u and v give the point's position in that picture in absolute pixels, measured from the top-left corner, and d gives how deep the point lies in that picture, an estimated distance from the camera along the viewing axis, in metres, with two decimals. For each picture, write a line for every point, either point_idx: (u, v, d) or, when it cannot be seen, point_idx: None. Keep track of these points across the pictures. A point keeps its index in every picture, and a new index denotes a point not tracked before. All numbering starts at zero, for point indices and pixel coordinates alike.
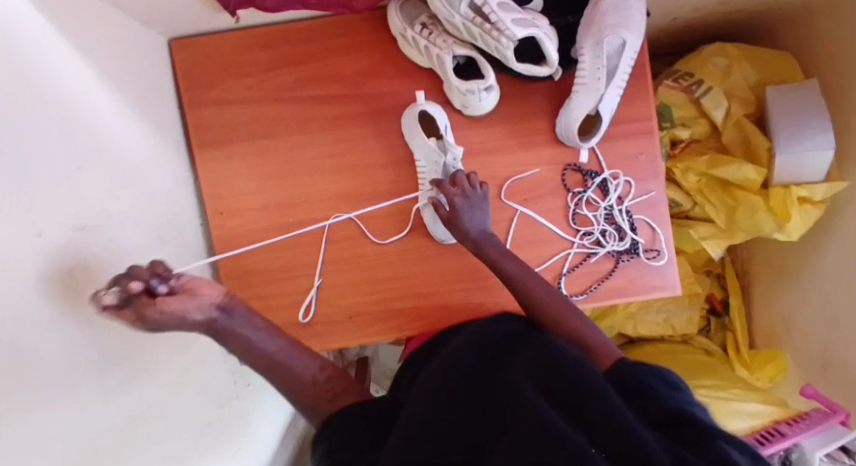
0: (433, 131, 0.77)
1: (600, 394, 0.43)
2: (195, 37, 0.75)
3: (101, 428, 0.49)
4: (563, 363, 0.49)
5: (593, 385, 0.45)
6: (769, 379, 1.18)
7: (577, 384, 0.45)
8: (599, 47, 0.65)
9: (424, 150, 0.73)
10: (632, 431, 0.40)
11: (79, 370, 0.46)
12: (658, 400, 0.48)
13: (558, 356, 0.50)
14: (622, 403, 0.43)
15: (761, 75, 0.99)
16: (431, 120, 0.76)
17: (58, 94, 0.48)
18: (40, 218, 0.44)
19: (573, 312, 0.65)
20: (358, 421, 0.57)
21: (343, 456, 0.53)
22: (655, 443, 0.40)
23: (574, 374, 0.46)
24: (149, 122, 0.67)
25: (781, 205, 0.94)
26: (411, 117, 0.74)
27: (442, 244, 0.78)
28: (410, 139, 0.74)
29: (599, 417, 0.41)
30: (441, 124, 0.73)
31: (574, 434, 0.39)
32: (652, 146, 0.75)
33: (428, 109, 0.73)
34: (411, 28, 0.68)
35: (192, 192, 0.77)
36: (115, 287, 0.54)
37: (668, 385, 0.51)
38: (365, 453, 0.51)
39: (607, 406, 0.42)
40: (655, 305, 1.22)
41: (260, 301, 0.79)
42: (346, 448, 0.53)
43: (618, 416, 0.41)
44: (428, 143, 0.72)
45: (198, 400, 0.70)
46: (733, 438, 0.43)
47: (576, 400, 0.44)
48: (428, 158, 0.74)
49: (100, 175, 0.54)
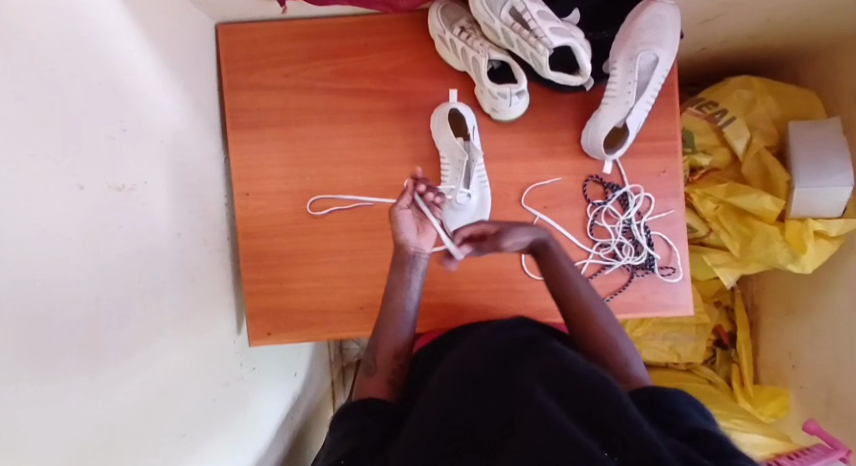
0: (460, 130, 0.78)
1: (616, 401, 0.44)
2: (240, 23, 0.77)
3: (112, 385, 0.49)
4: (578, 369, 0.49)
5: (608, 389, 0.45)
6: (772, 414, 1.16)
7: (592, 388, 0.46)
8: (632, 62, 0.67)
9: (449, 147, 0.75)
10: (645, 437, 0.40)
11: (99, 325, 0.47)
12: (675, 421, 0.48)
13: (573, 362, 0.51)
14: (638, 410, 0.44)
15: (783, 110, 1.01)
16: (460, 119, 0.78)
17: (110, 57, 0.50)
18: (81, 170, 0.45)
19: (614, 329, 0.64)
20: (362, 414, 0.57)
21: (348, 440, 0.54)
22: (668, 449, 0.40)
23: (588, 379, 0.47)
24: (189, 99, 0.69)
25: (796, 236, 0.95)
26: (439, 118, 0.76)
27: None
28: (437, 137, 0.76)
29: (614, 422, 0.42)
30: (469, 125, 0.75)
31: (586, 437, 0.39)
32: (674, 165, 0.77)
33: (458, 108, 0.75)
34: (450, 31, 0.70)
35: (221, 171, 0.79)
36: (141, 251, 0.55)
37: (693, 409, 0.52)
38: (368, 444, 0.52)
39: (622, 411, 0.43)
40: (661, 332, 1.22)
41: (275, 283, 0.80)
42: (350, 436, 0.55)
43: (632, 421, 0.42)
44: (455, 141, 0.74)
45: (206, 376, 0.71)
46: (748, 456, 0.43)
47: (590, 403, 0.44)
48: (451, 158, 0.76)
49: (140, 140, 0.56)
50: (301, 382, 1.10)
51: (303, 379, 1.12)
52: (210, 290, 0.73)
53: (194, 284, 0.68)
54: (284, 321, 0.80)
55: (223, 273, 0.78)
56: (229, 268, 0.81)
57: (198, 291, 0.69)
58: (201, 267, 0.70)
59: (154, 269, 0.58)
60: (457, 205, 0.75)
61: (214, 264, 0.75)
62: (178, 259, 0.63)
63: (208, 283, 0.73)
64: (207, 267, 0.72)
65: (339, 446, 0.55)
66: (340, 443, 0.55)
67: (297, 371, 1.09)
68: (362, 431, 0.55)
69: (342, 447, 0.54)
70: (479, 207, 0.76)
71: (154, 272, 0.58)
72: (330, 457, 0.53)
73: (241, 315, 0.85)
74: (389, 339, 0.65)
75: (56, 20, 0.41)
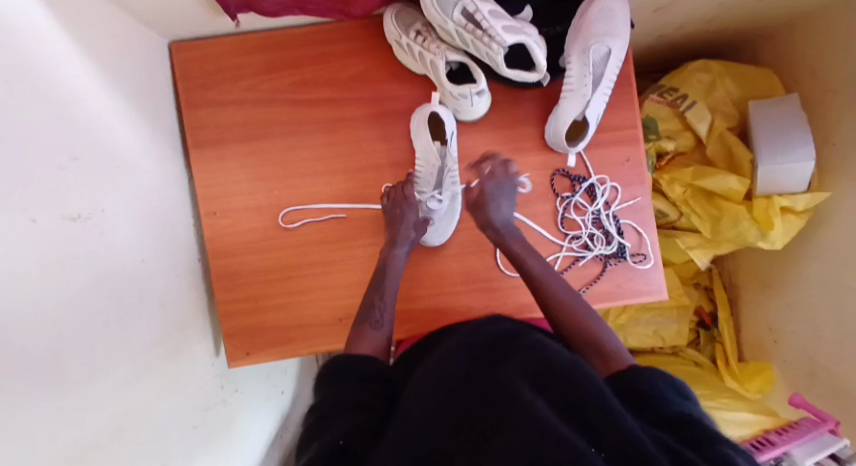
0: (439, 132, 0.78)
1: (600, 394, 0.40)
2: (194, 40, 0.76)
3: (86, 424, 0.47)
4: (559, 361, 0.46)
5: (595, 386, 0.42)
6: (758, 390, 1.17)
7: (575, 386, 0.42)
8: (586, 54, 0.68)
9: (425, 150, 0.75)
10: (631, 432, 0.37)
11: (65, 362, 0.45)
12: (660, 403, 0.44)
13: (555, 356, 0.48)
14: (620, 404, 0.40)
15: (742, 91, 1.03)
16: (439, 123, 0.78)
17: (54, 83, 0.48)
18: (32, 202, 0.43)
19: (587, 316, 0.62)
20: (352, 388, 0.54)
21: (337, 420, 0.50)
22: (652, 441, 0.37)
23: (572, 377, 0.43)
24: (146, 120, 0.68)
25: (763, 214, 0.97)
26: (420, 117, 0.75)
27: (430, 247, 0.78)
28: (415, 138, 0.76)
29: (597, 418, 0.38)
30: (447, 130, 0.74)
31: (572, 434, 0.36)
32: (637, 153, 0.78)
33: (438, 110, 0.73)
34: (406, 35, 0.70)
35: (186, 191, 0.78)
36: (105, 279, 0.54)
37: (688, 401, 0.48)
38: (359, 422, 0.49)
39: (605, 406, 0.39)
40: (644, 317, 1.23)
41: (250, 301, 0.80)
42: (343, 411, 0.51)
43: (617, 415, 0.38)
44: (431, 145, 0.74)
45: (183, 402, 0.69)
46: (739, 447, 0.40)
47: (574, 396, 0.41)
48: (428, 160, 0.76)
49: (93, 166, 0.55)
50: (289, 399, 1.09)
51: (291, 396, 1.10)
52: (181, 315, 0.72)
53: (164, 309, 0.67)
54: (261, 340, 0.80)
55: (194, 294, 0.77)
56: (201, 289, 0.80)
57: (169, 316, 0.68)
58: (168, 292, 0.69)
59: (119, 297, 0.56)
60: (428, 212, 0.76)
61: (184, 285, 0.74)
62: (144, 286, 0.62)
63: (177, 309, 0.71)
64: (177, 290, 0.71)
65: (330, 424, 0.50)
66: (334, 418, 0.51)
67: (283, 389, 1.07)
68: (355, 407, 0.51)
69: (337, 425, 0.49)
70: (447, 211, 0.77)
71: (118, 302, 0.56)
72: (321, 438, 0.48)
73: (217, 337, 0.84)
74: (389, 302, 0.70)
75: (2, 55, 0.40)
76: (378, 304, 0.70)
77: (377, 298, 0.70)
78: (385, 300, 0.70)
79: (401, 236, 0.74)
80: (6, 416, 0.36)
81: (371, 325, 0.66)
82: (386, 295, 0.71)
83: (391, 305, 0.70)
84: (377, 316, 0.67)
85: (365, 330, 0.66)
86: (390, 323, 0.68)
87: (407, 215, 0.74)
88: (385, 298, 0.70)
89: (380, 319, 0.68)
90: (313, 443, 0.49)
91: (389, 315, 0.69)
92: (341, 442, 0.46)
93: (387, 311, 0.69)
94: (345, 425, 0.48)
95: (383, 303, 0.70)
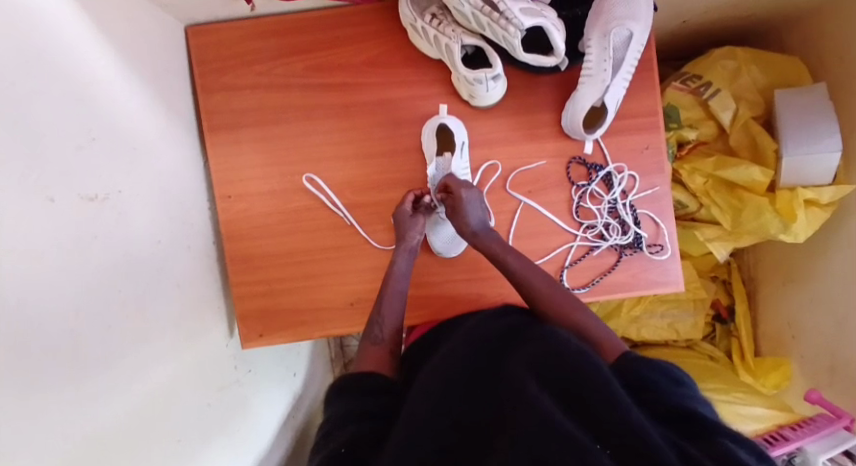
0: (447, 144, 0.78)
1: (606, 385, 0.40)
2: (210, 24, 0.76)
3: (102, 402, 0.48)
4: (567, 353, 0.46)
5: (600, 377, 0.41)
6: (774, 386, 1.12)
7: (582, 378, 0.41)
8: (606, 38, 0.66)
9: (438, 162, 0.76)
10: (636, 425, 0.36)
11: (83, 339, 0.46)
12: (662, 396, 0.44)
13: (563, 347, 0.47)
14: (626, 394, 0.40)
15: (768, 79, 0.99)
16: (448, 133, 0.78)
17: (73, 67, 0.49)
18: (51, 183, 0.44)
19: (574, 302, 0.65)
20: (360, 397, 0.55)
21: (344, 428, 0.52)
22: (658, 436, 0.36)
23: (577, 369, 0.43)
24: (164, 105, 0.68)
25: (787, 206, 0.94)
26: (429, 130, 0.76)
27: (439, 255, 0.78)
28: (427, 150, 0.76)
29: (602, 411, 0.38)
30: (457, 141, 0.74)
31: (576, 430, 0.36)
32: (657, 141, 0.76)
33: (448, 123, 0.75)
34: (421, 18, 0.69)
35: (202, 175, 0.79)
36: (122, 261, 0.54)
37: (671, 379, 0.48)
38: (365, 431, 0.50)
39: (609, 396, 0.39)
40: (659, 309, 1.21)
41: (263, 284, 0.81)
42: (348, 422, 0.53)
43: (620, 407, 0.38)
44: (446, 157, 0.75)
45: (198, 380, 0.70)
46: (741, 440, 0.40)
47: (579, 391, 0.41)
48: (440, 172, 0.76)
49: (111, 149, 0.55)
50: (301, 382, 1.11)
51: (304, 378, 1.12)
52: (198, 297, 0.73)
53: (181, 290, 0.68)
54: (274, 323, 0.81)
55: (210, 276, 0.79)
56: (217, 271, 0.81)
57: (184, 296, 0.69)
58: (185, 273, 0.70)
59: (136, 279, 0.57)
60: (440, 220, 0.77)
61: (200, 266, 0.75)
62: (160, 267, 0.63)
63: (194, 291, 0.72)
64: (193, 272, 0.72)
65: (338, 433, 0.52)
66: (339, 429, 0.52)
67: (296, 371, 1.09)
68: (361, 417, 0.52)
69: (341, 435, 0.51)
70: None
71: (134, 284, 0.57)
72: (328, 447, 0.51)
73: (232, 318, 0.85)
74: (390, 315, 0.70)
75: (26, 42, 0.41)
76: (377, 319, 0.69)
77: (377, 312, 0.70)
78: (384, 315, 0.69)
79: (403, 241, 0.74)
80: (25, 389, 0.37)
81: (371, 342, 0.66)
82: (386, 308, 0.70)
83: (392, 318, 0.70)
84: (376, 332, 0.67)
85: (367, 347, 0.66)
86: (392, 336, 0.68)
87: (403, 218, 0.74)
88: (383, 313, 0.70)
89: (380, 335, 0.67)
90: (321, 451, 0.51)
91: (389, 330, 0.68)
92: (344, 449, 0.48)
93: (386, 325, 0.69)
94: (349, 432, 0.50)
95: (383, 317, 0.70)
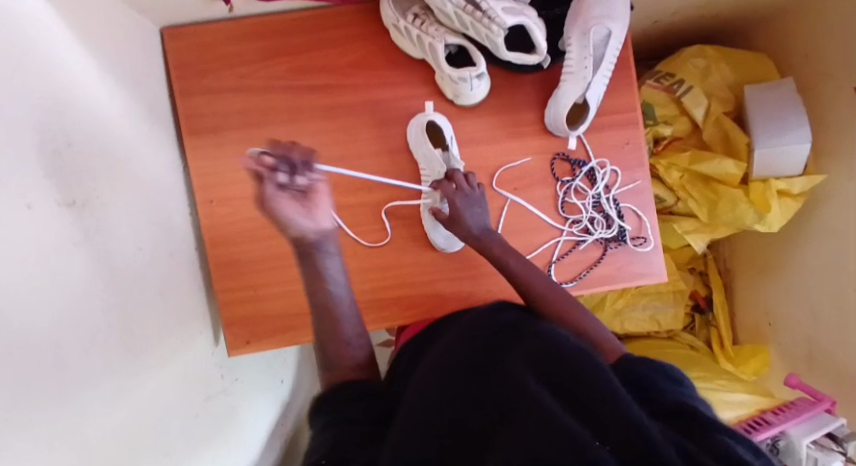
0: (438, 141, 0.78)
1: (605, 383, 0.40)
2: (187, 26, 0.75)
3: (87, 415, 0.46)
4: (565, 349, 0.46)
5: (599, 374, 0.42)
6: (754, 372, 1.18)
7: (581, 375, 0.42)
8: (586, 36, 0.68)
9: (428, 158, 0.75)
10: (635, 421, 0.36)
11: (66, 349, 0.44)
12: (660, 393, 0.45)
13: (560, 345, 0.47)
14: (627, 393, 0.40)
15: (737, 76, 1.03)
16: (437, 130, 0.78)
17: (50, 69, 0.47)
18: (29, 189, 0.42)
19: (570, 303, 0.63)
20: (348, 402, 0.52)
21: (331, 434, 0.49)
22: (659, 434, 0.37)
23: (576, 366, 0.43)
24: (143, 109, 0.67)
25: (761, 197, 0.98)
26: (417, 126, 0.76)
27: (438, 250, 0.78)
28: (417, 148, 0.76)
29: (602, 407, 0.38)
30: (446, 136, 0.75)
31: (575, 426, 0.36)
32: (637, 136, 0.78)
33: (435, 120, 0.75)
34: (404, 18, 0.70)
35: (182, 181, 0.77)
36: (104, 269, 0.53)
37: (670, 378, 0.49)
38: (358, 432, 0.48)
39: (611, 394, 0.39)
40: (641, 302, 1.23)
41: (249, 290, 0.79)
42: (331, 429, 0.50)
43: (621, 404, 0.38)
44: (435, 154, 0.74)
45: (184, 391, 0.68)
46: (736, 434, 0.41)
47: (579, 387, 0.41)
48: (433, 167, 0.76)
49: (89, 153, 0.53)
50: (289, 390, 1.09)
51: (291, 386, 1.10)
52: (182, 305, 0.71)
53: (164, 298, 0.66)
54: (261, 329, 0.79)
55: (192, 283, 0.76)
56: (200, 277, 0.79)
57: (168, 304, 0.67)
58: (168, 281, 0.68)
59: (119, 287, 0.55)
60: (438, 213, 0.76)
61: (183, 273, 0.73)
62: (142, 274, 0.61)
63: (176, 299, 0.70)
64: (176, 279, 0.70)
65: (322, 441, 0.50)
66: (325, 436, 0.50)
67: (283, 379, 1.07)
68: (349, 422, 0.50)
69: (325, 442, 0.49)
70: None
71: (117, 292, 0.55)
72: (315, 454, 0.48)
73: (217, 326, 0.83)
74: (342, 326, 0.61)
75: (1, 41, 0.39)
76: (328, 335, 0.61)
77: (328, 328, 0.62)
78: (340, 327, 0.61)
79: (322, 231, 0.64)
80: (12, 400, 0.35)
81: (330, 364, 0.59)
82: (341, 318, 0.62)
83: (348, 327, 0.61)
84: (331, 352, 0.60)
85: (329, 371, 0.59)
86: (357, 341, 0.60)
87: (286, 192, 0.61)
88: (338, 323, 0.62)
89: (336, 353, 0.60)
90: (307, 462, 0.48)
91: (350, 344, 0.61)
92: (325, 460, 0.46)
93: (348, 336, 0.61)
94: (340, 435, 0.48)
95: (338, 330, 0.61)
